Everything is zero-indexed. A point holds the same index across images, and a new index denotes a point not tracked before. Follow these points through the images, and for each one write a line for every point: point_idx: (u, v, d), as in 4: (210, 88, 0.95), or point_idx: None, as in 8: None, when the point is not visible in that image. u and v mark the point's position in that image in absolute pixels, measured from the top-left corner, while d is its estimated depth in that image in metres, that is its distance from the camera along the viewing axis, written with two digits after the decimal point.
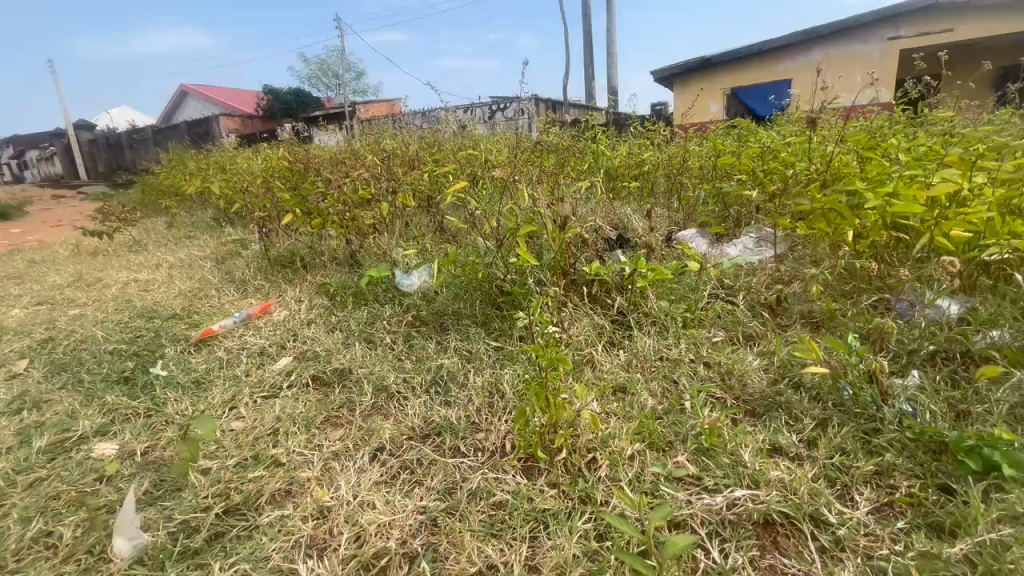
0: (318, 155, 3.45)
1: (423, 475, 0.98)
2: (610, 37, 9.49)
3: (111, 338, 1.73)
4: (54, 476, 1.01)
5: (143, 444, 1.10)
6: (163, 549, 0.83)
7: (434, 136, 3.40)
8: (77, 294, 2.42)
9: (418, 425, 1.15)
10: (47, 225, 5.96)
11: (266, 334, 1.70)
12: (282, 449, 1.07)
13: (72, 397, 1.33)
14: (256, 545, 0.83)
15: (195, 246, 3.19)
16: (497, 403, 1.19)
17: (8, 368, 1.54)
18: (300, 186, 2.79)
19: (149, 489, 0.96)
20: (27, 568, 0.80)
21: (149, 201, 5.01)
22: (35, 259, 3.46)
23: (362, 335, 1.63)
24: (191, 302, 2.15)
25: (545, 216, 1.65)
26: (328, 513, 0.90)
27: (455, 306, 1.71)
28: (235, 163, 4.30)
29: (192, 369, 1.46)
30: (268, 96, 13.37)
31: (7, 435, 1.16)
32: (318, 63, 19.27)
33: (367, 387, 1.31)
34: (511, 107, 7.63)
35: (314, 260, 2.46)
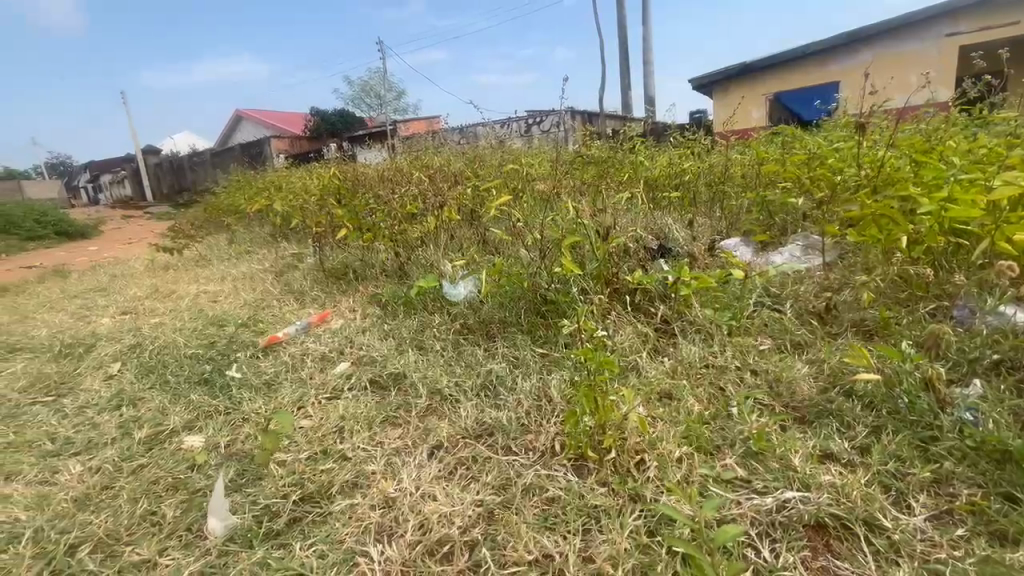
0: (366, 172, 3.65)
1: (478, 472, 1.05)
2: (647, 46, 9.52)
3: (189, 344, 1.90)
4: (153, 463, 1.13)
5: (226, 438, 1.22)
6: (251, 530, 0.93)
7: (476, 152, 3.52)
8: (156, 304, 2.65)
9: (470, 425, 1.21)
10: (122, 242, 6.50)
11: (326, 341, 1.82)
12: (348, 445, 1.16)
13: (161, 395, 1.48)
14: (331, 529, 0.92)
15: (255, 260, 3.42)
16: (546, 406, 1.24)
17: (105, 369, 1.72)
18: (352, 202, 2.96)
19: (234, 477, 1.07)
20: (138, 542, 0.91)
21: (212, 218, 5.38)
22: (116, 273, 3.80)
23: (414, 342, 1.73)
24: (255, 312, 2.32)
25: (590, 227, 1.70)
26: (393, 502, 0.97)
27: (501, 314, 1.77)
28: (290, 182, 4.58)
29: (262, 372, 1.59)
30: (316, 118, 14.10)
31: (112, 427, 1.30)
32: (362, 85, 20.19)
33: (422, 390, 1.40)
34: (548, 119, 7.74)
35: (365, 271, 2.60)
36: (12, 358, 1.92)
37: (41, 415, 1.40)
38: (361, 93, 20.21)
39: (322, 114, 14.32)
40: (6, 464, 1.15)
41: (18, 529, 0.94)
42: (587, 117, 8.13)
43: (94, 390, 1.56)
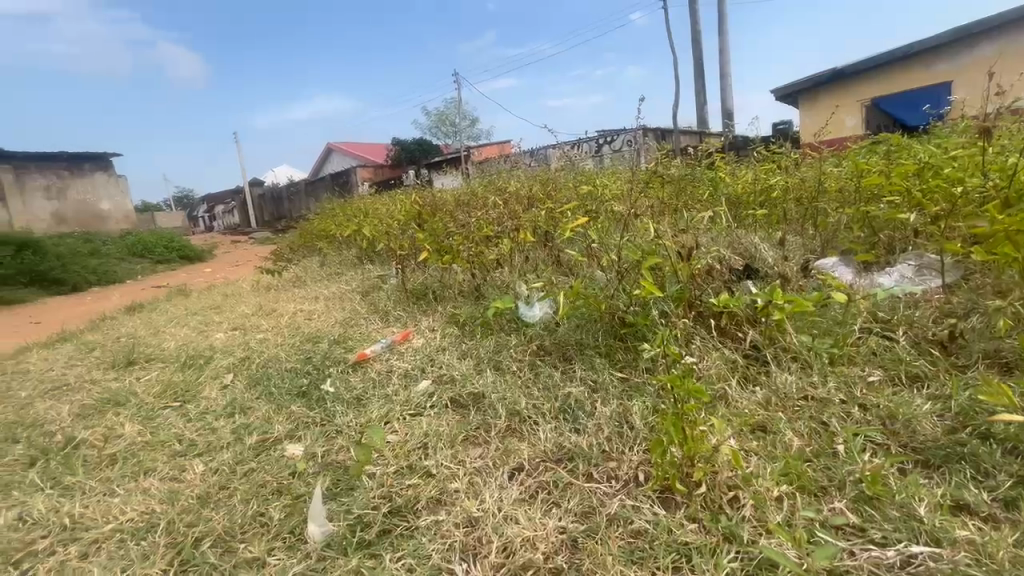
0: (444, 197, 3.83)
1: (560, 497, 1.04)
2: (724, 58, 9.22)
3: (289, 358, 2.07)
4: (261, 468, 1.24)
5: (322, 447, 1.31)
6: (346, 538, 0.98)
7: (549, 174, 3.57)
8: (260, 322, 2.93)
9: (550, 449, 1.21)
10: (231, 265, 7.31)
11: (409, 359, 1.91)
12: (432, 461, 1.19)
13: (267, 404, 1.63)
14: (417, 544, 0.95)
15: (344, 282, 3.69)
16: (628, 433, 1.21)
17: (221, 379, 1.93)
18: (432, 226, 3.11)
19: (331, 485, 1.15)
20: (250, 539, 0.99)
21: (305, 242, 5.89)
22: (228, 292, 4.27)
23: (491, 363, 1.76)
24: (345, 330, 2.49)
25: (670, 248, 1.66)
26: (476, 522, 0.99)
27: (576, 337, 1.76)
28: (374, 208, 4.92)
29: (353, 387, 1.70)
30: (397, 147, 15.09)
31: (227, 431, 1.46)
32: (439, 115, 21.36)
33: (501, 410, 1.41)
34: (620, 138, 7.69)
35: (443, 292, 2.72)
36: (147, 367, 2.20)
37: (171, 418, 1.59)
38: (437, 122, 21.33)
39: (402, 144, 15.29)
40: (145, 461, 1.32)
41: (155, 519, 1.07)
42: (660, 134, 7.97)
43: (212, 398, 1.75)
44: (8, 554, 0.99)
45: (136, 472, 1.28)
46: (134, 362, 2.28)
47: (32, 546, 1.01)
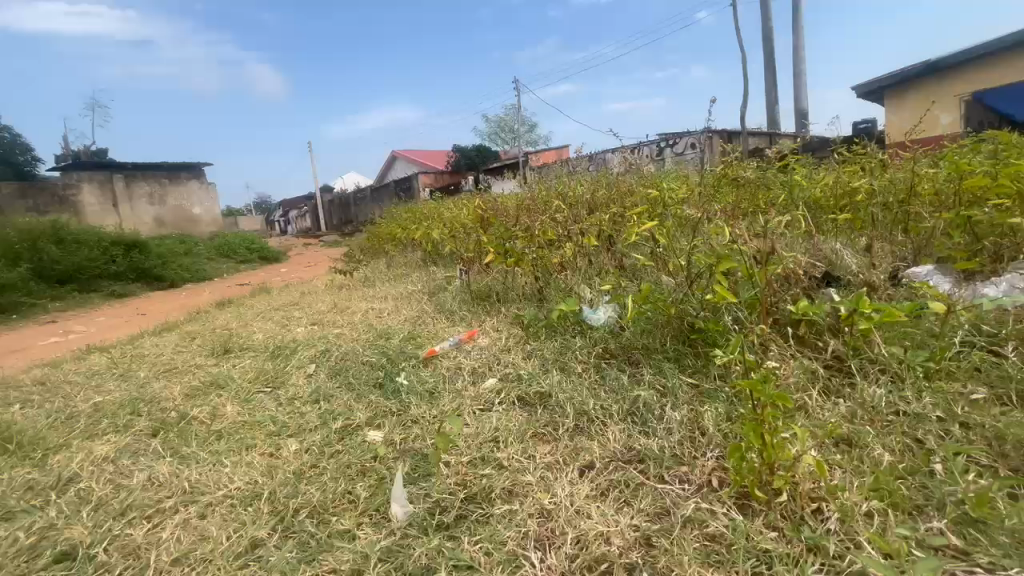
0: (506, 201, 3.91)
1: (632, 497, 1.05)
2: (798, 55, 8.73)
3: (364, 352, 2.21)
4: (346, 451, 1.35)
5: (400, 435, 1.40)
6: (426, 519, 1.05)
7: (612, 177, 3.55)
8: (335, 318, 3.13)
9: (619, 450, 1.22)
10: (306, 266, 7.83)
11: (476, 357, 1.98)
12: (504, 454, 1.24)
13: (348, 394, 1.76)
14: (494, 530, 0.99)
15: (410, 283, 3.85)
16: (700, 439, 1.20)
17: (305, 369, 2.09)
18: (496, 229, 3.19)
19: (410, 470, 1.22)
20: (341, 513, 1.08)
21: (373, 245, 6.20)
22: (304, 290, 4.59)
23: (556, 363, 1.78)
24: (414, 328, 2.62)
25: (746, 253, 1.60)
26: (549, 514, 1.02)
27: (643, 341, 1.75)
28: (438, 212, 5.10)
29: (425, 382, 1.79)
30: (458, 154, 15.52)
31: (314, 416, 1.58)
32: (498, 122, 21.73)
33: (569, 409, 1.44)
34: (684, 141, 7.47)
35: (507, 294, 2.78)
36: (240, 355, 2.43)
37: (265, 402, 1.75)
38: (496, 129, 21.69)
39: (462, 150, 15.70)
40: (245, 438, 1.46)
41: (258, 489, 1.19)
42: (727, 137, 7.67)
43: (299, 385, 1.90)
44: (142, 508, 1.13)
45: (238, 447, 1.42)
46: (229, 351, 2.52)
47: (160, 503, 1.15)
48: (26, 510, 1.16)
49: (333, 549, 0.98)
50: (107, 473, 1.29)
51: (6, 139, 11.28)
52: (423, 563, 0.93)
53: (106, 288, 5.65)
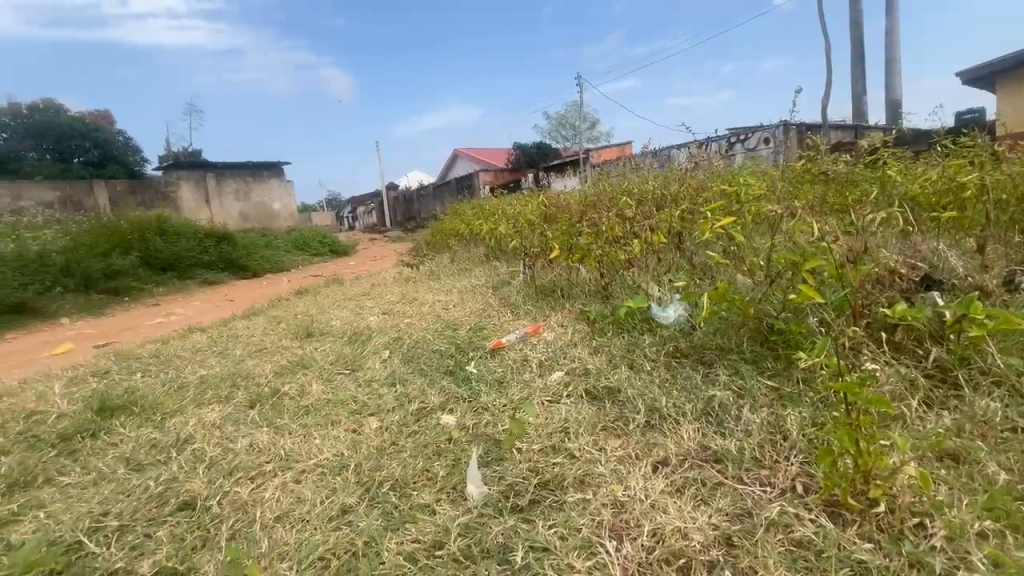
0: (570, 197, 3.90)
1: (709, 495, 1.03)
2: (892, 40, 7.99)
3: (434, 341, 2.30)
4: (422, 432, 1.42)
5: (472, 420, 1.45)
6: (501, 501, 1.08)
7: (682, 173, 3.44)
8: (404, 308, 3.27)
9: (694, 448, 1.20)
10: (373, 259, 8.22)
11: (542, 350, 2.00)
12: (575, 445, 1.25)
13: (420, 379, 1.84)
14: (568, 516, 1.01)
15: (474, 277, 3.94)
16: (783, 443, 1.15)
17: (379, 354, 2.21)
18: (560, 224, 3.19)
19: (483, 454, 1.27)
20: (421, 489, 1.15)
21: (437, 240, 6.40)
22: (374, 282, 4.83)
23: (624, 359, 1.76)
24: (480, 320, 2.68)
25: (836, 251, 1.50)
26: (624, 505, 1.03)
27: (717, 341, 1.69)
28: (501, 209, 5.18)
29: (493, 371, 1.83)
30: (518, 152, 15.62)
31: (390, 398, 1.67)
32: (560, 119, 21.63)
33: (640, 405, 1.42)
34: (757, 136, 7.07)
35: (572, 290, 2.78)
36: (321, 340, 2.60)
37: (345, 383, 1.87)
38: (557, 126, 21.57)
39: (523, 148, 15.77)
40: (330, 414, 1.58)
41: (345, 461, 1.28)
42: (806, 130, 7.16)
43: (375, 369, 2.01)
44: (246, 470, 1.26)
45: (325, 422, 1.53)
46: (311, 336, 2.71)
47: (261, 467, 1.27)
48: (152, 464, 1.32)
49: (416, 521, 1.04)
50: (215, 437, 1.44)
51: (121, 142, 12.71)
52: (500, 541, 0.96)
53: (201, 275, 6.23)
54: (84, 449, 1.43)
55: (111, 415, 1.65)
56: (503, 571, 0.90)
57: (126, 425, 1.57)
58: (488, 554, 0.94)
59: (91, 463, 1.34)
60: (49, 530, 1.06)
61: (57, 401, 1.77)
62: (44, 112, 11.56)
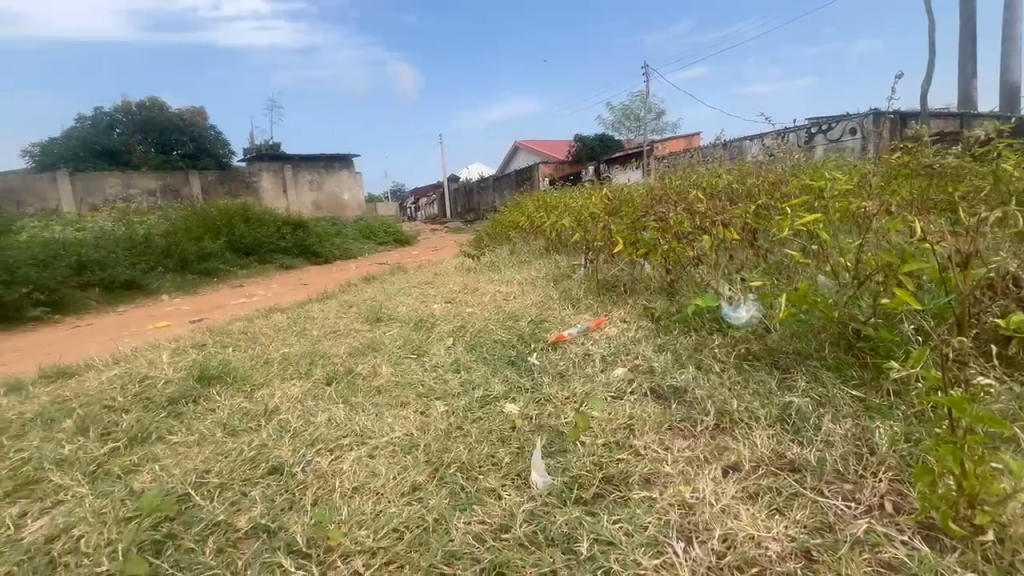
0: (635, 191, 3.80)
1: (785, 505, 1.00)
2: (1012, 15, 7.05)
3: (496, 331, 2.35)
4: (486, 419, 1.46)
5: (535, 411, 1.47)
6: (565, 491, 1.10)
7: (757, 165, 3.25)
8: (466, 298, 3.35)
9: (768, 455, 1.15)
10: (434, 249, 8.46)
11: (604, 345, 1.97)
12: (640, 442, 1.24)
13: (484, 367, 1.88)
14: (634, 512, 1.01)
15: (534, 270, 3.96)
16: (869, 457, 1.08)
17: (443, 341, 2.29)
18: (624, 217, 3.11)
19: (547, 444, 1.29)
20: (488, 473, 1.19)
21: (497, 231, 6.48)
22: (437, 271, 4.97)
23: (691, 359, 1.71)
24: (540, 312, 2.70)
25: (939, 254, 1.36)
26: (692, 506, 1.01)
27: (795, 345, 1.60)
28: (562, 201, 5.14)
29: (555, 364, 1.84)
30: (580, 144, 15.42)
31: (455, 384, 1.73)
32: (623, 110, 21.06)
33: (708, 407, 1.37)
34: (842, 125, 6.53)
35: (636, 287, 2.73)
36: (389, 324, 2.73)
37: (413, 366, 1.95)
38: (621, 117, 21.01)
39: (585, 140, 15.53)
40: (400, 395, 1.66)
41: (414, 441, 1.34)
42: (901, 120, 6.51)
43: (440, 355, 2.09)
44: (326, 442, 1.35)
45: (395, 402, 1.61)
46: (379, 320, 2.85)
47: (338, 441, 1.36)
48: (245, 430, 1.46)
49: (483, 503, 1.08)
50: (297, 410, 1.56)
51: (212, 136, 13.86)
52: (564, 531, 0.98)
53: (279, 260, 6.70)
54: (187, 413, 1.60)
55: (209, 384, 1.83)
56: (568, 560, 0.92)
57: (221, 393, 1.74)
58: (553, 542, 0.96)
59: (194, 426, 1.49)
60: (163, 481, 1.20)
61: (165, 368, 1.99)
62: (150, 109, 12.84)
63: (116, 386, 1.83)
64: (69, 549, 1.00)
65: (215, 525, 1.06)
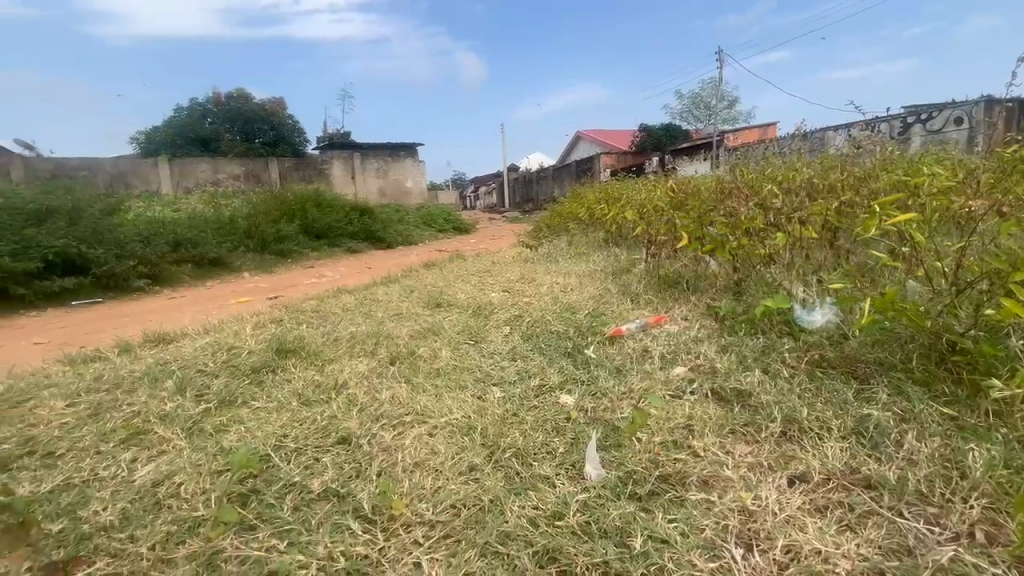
0: (703, 184, 3.64)
1: (857, 523, 0.94)
2: None
3: (553, 322, 2.35)
4: (541, 408, 1.48)
5: (590, 403, 1.47)
6: (619, 485, 1.10)
7: (843, 158, 3.00)
8: (523, 288, 3.37)
9: (840, 468, 1.08)
10: (492, 238, 8.57)
11: (664, 342, 1.93)
12: (699, 443, 1.21)
13: (540, 357, 1.90)
14: (689, 513, 0.99)
15: (593, 262, 3.92)
16: (959, 480, 1.00)
17: (501, 329, 2.33)
18: (690, 211, 2.99)
19: (602, 437, 1.29)
20: (543, 460, 1.21)
21: (555, 221, 6.45)
22: (495, 259, 5.04)
23: (758, 362, 1.63)
24: (598, 305, 2.67)
25: None
26: (752, 514, 0.98)
27: (876, 354, 1.48)
28: (624, 193, 5.02)
29: (612, 359, 1.83)
30: (645, 134, 14.94)
31: (511, 371, 1.77)
32: (693, 98, 20.13)
33: (775, 413, 1.31)
34: (945, 115, 5.89)
35: (699, 285, 2.65)
36: (448, 310, 2.81)
37: (471, 352, 2.01)
38: (690, 106, 20.10)
39: (650, 129, 15.02)
40: (459, 379, 1.71)
41: (471, 423, 1.39)
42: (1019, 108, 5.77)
43: (498, 342, 2.13)
44: (390, 418, 1.43)
45: (454, 385, 1.67)
46: (439, 305, 2.94)
47: (401, 418, 1.44)
48: (318, 401, 1.57)
49: (538, 488, 1.10)
50: (364, 386, 1.66)
51: (290, 125, 14.73)
52: (618, 524, 0.98)
53: (347, 244, 7.06)
54: (267, 382, 1.74)
55: (286, 356, 1.98)
56: (621, 553, 0.92)
57: (296, 366, 1.88)
58: (605, 534, 0.97)
59: (274, 394, 1.63)
60: (248, 441, 1.32)
61: (248, 339, 2.17)
62: (237, 100, 13.83)
63: (207, 352, 2.02)
64: (172, 494, 1.14)
65: (291, 485, 1.15)
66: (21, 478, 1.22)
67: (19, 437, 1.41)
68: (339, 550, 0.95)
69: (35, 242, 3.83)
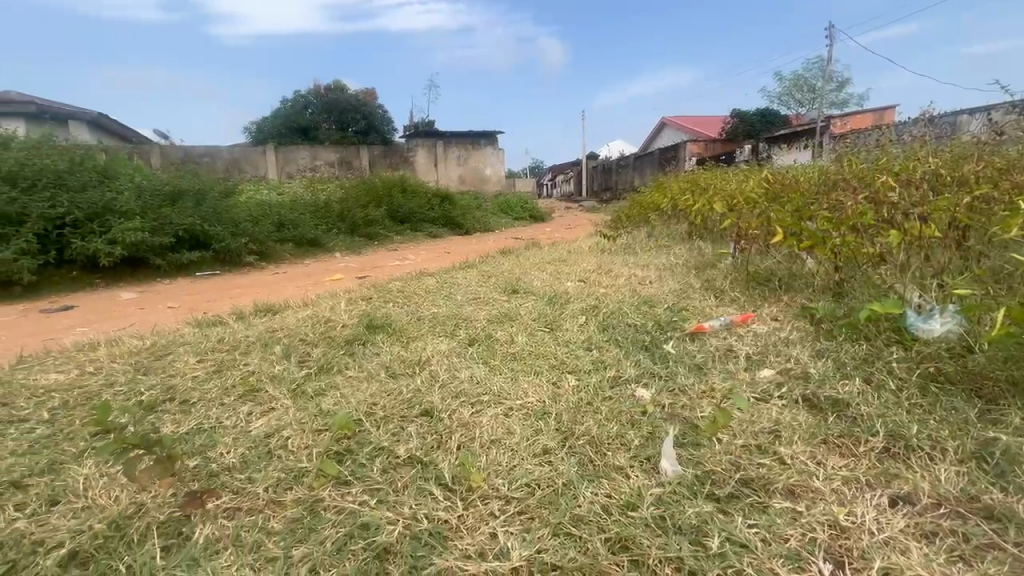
0: (804, 174, 3.35)
1: (971, 555, 0.85)
2: None
3: (630, 314, 2.31)
4: (617, 399, 1.47)
5: (668, 399, 1.44)
6: (695, 484, 1.07)
7: (979, 144, 2.61)
8: (600, 278, 3.33)
9: (954, 494, 0.98)
10: (567, 227, 8.52)
11: (751, 342, 1.83)
12: (787, 450, 1.14)
13: (617, 349, 1.88)
14: (773, 521, 0.95)
15: (674, 255, 3.77)
16: None
17: (576, 318, 2.34)
18: (787, 204, 2.78)
19: (679, 434, 1.26)
20: (616, 450, 1.21)
21: (634, 211, 6.27)
22: (571, 249, 5.02)
23: (860, 370, 1.50)
24: (679, 300, 2.58)
25: None
26: (845, 530, 0.92)
27: (1009, 371, 1.30)
28: (712, 183, 4.75)
29: (693, 355, 1.77)
30: (737, 120, 13.95)
31: (587, 360, 1.77)
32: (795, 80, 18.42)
33: (877, 427, 1.20)
34: None
35: (794, 284, 2.46)
36: (524, 297, 2.86)
37: (546, 339, 2.04)
38: (791, 89, 18.43)
39: (743, 115, 13.99)
40: (534, 364, 1.75)
41: (546, 408, 1.42)
42: None
43: (573, 331, 2.14)
44: (468, 396, 1.50)
45: (530, 369, 1.71)
46: (515, 292, 3.00)
47: (478, 397, 1.50)
48: (403, 375, 1.68)
49: (611, 478, 1.11)
50: (445, 364, 1.75)
51: (380, 114, 15.51)
52: (694, 522, 0.96)
53: (428, 229, 7.37)
54: (359, 354, 1.89)
55: (374, 332, 2.13)
56: (695, 551, 0.90)
57: (383, 341, 2.02)
58: (680, 530, 0.95)
59: (364, 365, 1.76)
60: (344, 406, 1.46)
61: (342, 314, 2.36)
62: (334, 91, 14.81)
63: (308, 324, 2.23)
64: (281, 445, 1.29)
65: (380, 449, 1.26)
66: (165, 419, 1.45)
67: (162, 385, 1.66)
68: (423, 512, 1.03)
69: (170, 220, 4.40)
